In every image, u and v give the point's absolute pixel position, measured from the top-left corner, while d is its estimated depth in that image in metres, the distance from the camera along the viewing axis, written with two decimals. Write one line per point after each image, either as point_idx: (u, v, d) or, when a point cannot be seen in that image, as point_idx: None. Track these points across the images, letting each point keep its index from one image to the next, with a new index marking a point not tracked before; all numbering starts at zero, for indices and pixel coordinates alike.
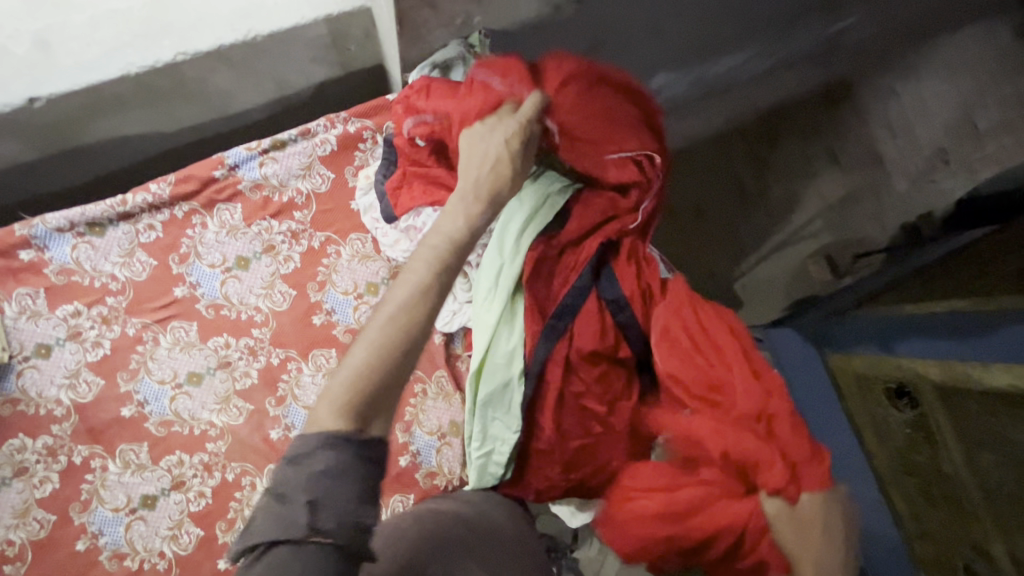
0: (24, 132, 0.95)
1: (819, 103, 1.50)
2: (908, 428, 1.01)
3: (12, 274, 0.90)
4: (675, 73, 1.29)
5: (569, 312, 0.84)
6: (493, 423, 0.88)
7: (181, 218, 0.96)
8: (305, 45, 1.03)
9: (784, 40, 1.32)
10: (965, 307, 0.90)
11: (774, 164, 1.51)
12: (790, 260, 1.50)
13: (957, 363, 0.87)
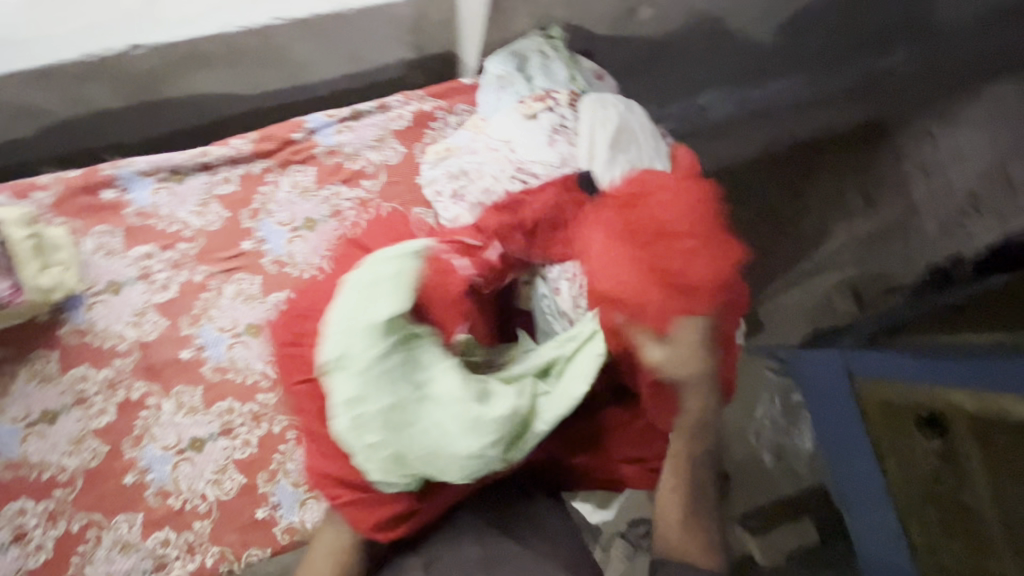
0: (119, 79, 0.99)
1: (855, 135, 1.46)
2: (929, 458, 1.11)
3: (93, 211, 0.94)
4: (717, 96, 1.50)
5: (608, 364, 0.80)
6: None
7: (257, 174, 0.99)
8: (389, 23, 1.08)
9: (826, 75, 1.48)
10: (969, 340, 1.07)
11: (805, 197, 1.49)
12: (815, 290, 1.42)
13: (993, 396, 0.99)
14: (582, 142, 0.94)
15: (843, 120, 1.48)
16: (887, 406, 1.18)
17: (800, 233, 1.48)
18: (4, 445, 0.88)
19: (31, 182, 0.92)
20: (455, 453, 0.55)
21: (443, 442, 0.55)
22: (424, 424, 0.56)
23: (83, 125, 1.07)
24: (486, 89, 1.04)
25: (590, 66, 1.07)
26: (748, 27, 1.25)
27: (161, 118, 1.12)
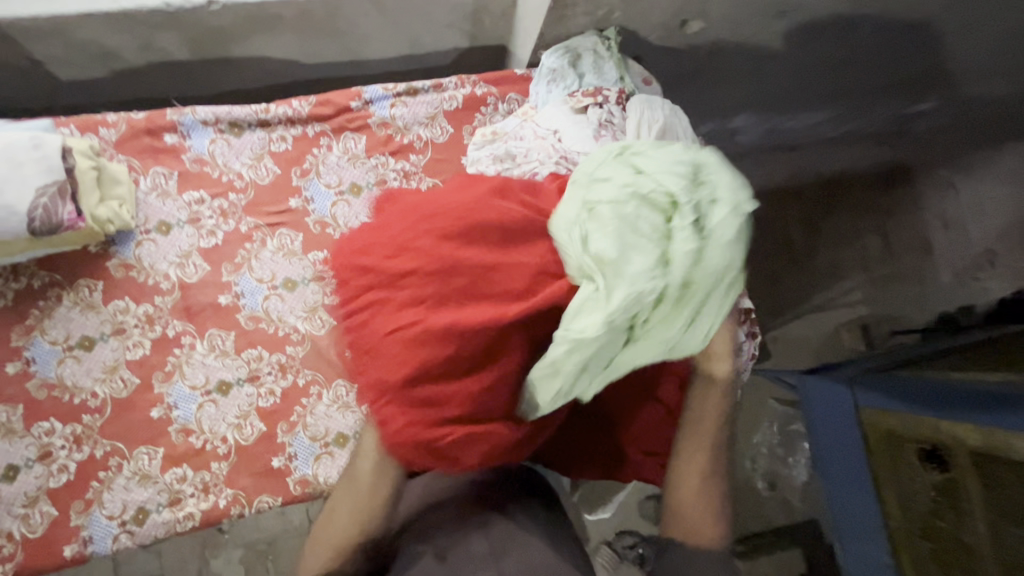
0: (191, 32, 1.04)
1: (878, 181, 1.58)
2: (930, 493, 1.10)
3: (154, 153, 0.98)
4: (754, 118, 1.46)
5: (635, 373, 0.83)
6: None
7: (311, 136, 1.03)
8: (451, 9, 1.12)
9: (857, 111, 1.47)
10: (971, 377, 1.08)
11: (822, 231, 1.61)
12: (825, 324, 1.57)
13: (994, 430, 0.95)
14: (627, 141, 0.98)
15: (863, 164, 1.57)
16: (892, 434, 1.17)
17: (815, 267, 1.60)
18: (42, 365, 0.91)
19: (99, 118, 0.96)
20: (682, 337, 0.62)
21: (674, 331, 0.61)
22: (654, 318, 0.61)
23: (149, 73, 1.12)
24: (538, 81, 1.08)
25: (639, 70, 1.10)
26: (791, 58, 1.30)
27: (223, 76, 1.17)
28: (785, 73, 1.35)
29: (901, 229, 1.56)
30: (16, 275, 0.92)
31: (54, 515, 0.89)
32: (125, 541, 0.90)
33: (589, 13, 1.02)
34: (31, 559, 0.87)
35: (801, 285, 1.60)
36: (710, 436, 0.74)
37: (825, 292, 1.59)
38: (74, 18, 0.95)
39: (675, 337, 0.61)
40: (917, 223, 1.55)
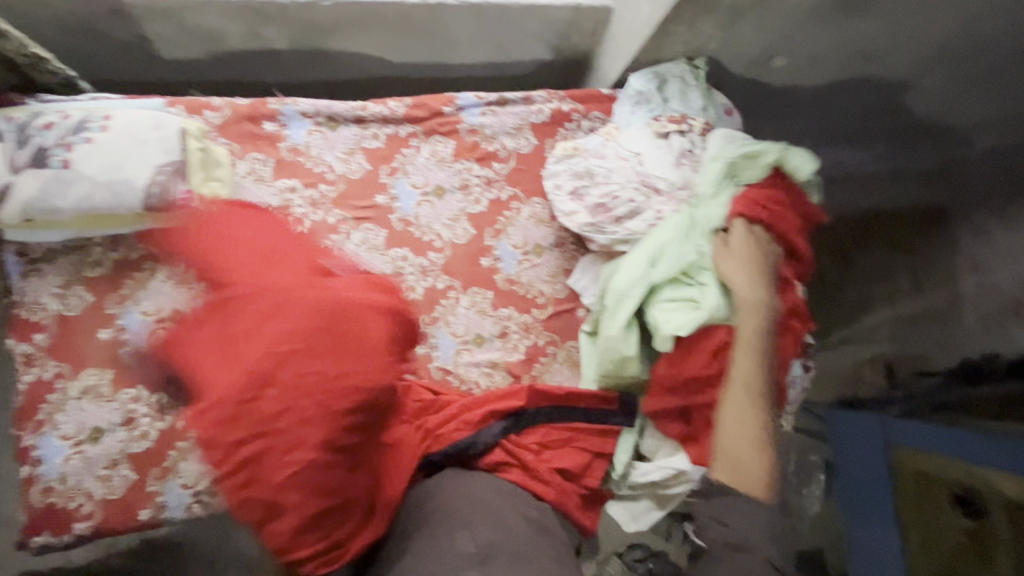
0: (294, 26, 1.07)
1: (916, 219, 1.49)
2: None
3: (253, 139, 1.01)
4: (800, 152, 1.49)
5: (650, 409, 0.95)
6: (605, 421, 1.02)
7: (402, 137, 1.07)
8: (545, 24, 1.15)
9: None
10: None
11: (856, 265, 1.58)
12: (847, 359, 1.57)
13: None
14: (705, 172, 1.01)
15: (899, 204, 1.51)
16: (920, 477, 1.22)
17: (843, 300, 1.59)
18: (133, 333, 0.95)
19: (205, 101, 0.99)
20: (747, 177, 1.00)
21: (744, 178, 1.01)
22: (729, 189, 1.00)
23: (245, 59, 1.15)
24: (622, 101, 1.10)
25: (722, 99, 1.12)
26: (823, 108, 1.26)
27: (314, 66, 1.20)
28: (841, 103, 1.25)
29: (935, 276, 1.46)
30: (115, 245, 0.95)
31: (133, 479, 0.92)
32: (196, 510, 0.94)
33: (685, 43, 1.05)
34: (110, 518, 0.91)
35: (828, 313, 1.61)
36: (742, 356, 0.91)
37: (850, 326, 1.58)
38: (194, 2, 0.98)
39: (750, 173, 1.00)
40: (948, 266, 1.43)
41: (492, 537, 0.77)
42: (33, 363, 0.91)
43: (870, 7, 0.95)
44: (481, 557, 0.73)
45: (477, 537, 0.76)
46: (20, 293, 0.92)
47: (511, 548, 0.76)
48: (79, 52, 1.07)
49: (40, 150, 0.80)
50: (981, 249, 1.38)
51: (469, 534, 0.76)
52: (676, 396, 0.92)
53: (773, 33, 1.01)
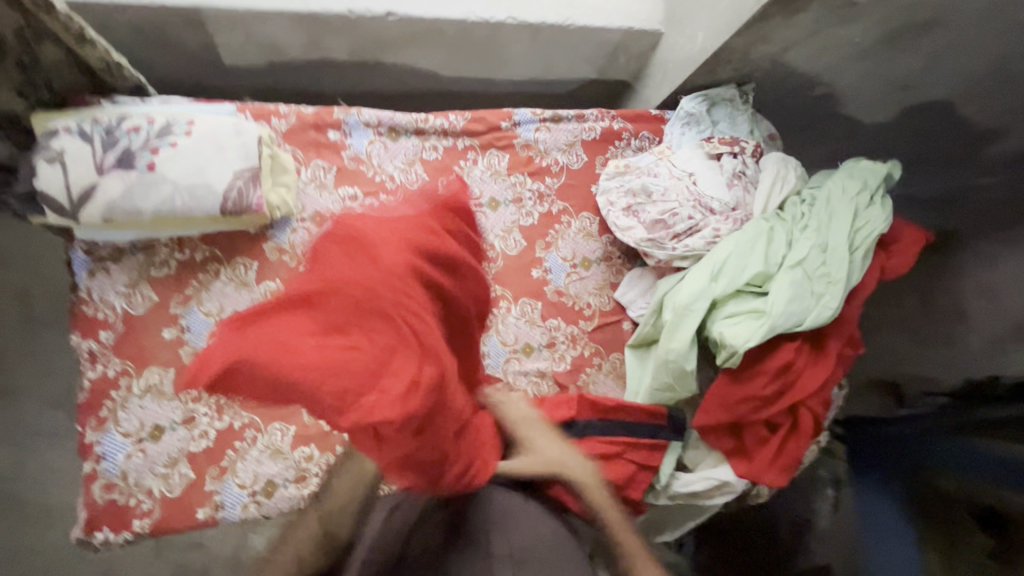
0: (356, 38, 1.10)
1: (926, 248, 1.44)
2: None
3: (316, 147, 1.03)
4: None
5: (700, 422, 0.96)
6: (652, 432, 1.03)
7: (460, 149, 1.10)
8: (598, 44, 1.19)
9: None
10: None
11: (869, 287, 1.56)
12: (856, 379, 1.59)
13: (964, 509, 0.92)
14: (757, 195, 1.05)
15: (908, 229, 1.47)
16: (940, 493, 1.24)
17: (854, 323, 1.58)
18: (195, 333, 0.96)
19: (273, 108, 1.02)
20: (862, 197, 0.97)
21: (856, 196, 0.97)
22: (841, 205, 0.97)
23: (303, 68, 1.17)
24: (673, 122, 1.15)
25: (766, 125, 1.17)
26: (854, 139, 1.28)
27: (369, 76, 1.22)
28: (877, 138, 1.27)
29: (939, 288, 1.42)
30: (180, 246, 0.97)
31: (191, 477, 0.93)
32: (252, 510, 0.95)
33: (736, 68, 1.09)
34: (168, 517, 0.92)
35: None
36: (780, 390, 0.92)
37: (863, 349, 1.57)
38: (266, 13, 1.00)
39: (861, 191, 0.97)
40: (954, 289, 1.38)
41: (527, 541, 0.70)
42: (98, 360, 0.93)
43: (920, 44, 0.96)
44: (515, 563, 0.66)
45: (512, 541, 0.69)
46: (87, 290, 0.94)
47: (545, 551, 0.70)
48: (147, 56, 1.09)
49: (126, 153, 0.82)
50: (986, 275, 1.33)
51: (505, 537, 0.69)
52: (725, 411, 0.94)
53: (823, 64, 1.05)
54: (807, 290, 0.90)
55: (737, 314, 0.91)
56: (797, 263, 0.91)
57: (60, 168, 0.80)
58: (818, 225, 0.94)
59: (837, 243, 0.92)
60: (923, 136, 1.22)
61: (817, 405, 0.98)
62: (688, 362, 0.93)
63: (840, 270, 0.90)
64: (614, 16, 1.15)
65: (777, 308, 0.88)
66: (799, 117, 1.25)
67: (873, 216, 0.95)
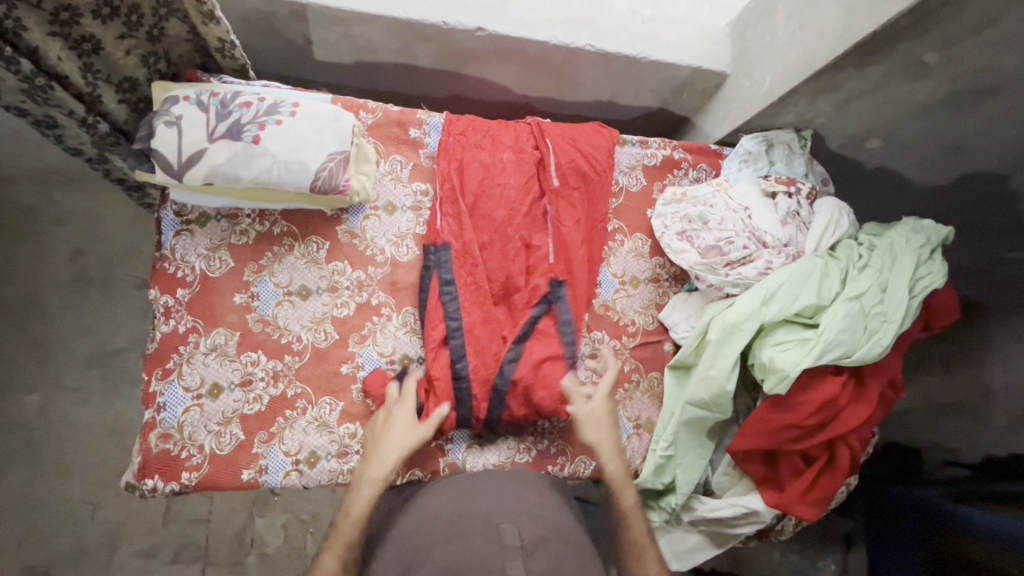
0: (441, 50, 1.17)
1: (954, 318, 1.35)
2: None
3: (397, 142, 1.11)
4: None
5: (738, 445, 0.98)
6: (687, 455, 1.04)
7: (421, 140, 1.12)
8: (665, 79, 1.26)
9: None
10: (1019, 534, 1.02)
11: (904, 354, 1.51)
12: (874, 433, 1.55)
13: None
14: (810, 233, 1.09)
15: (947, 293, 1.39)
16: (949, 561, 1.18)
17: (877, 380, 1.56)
18: (263, 301, 1.01)
19: (363, 102, 1.09)
20: (922, 246, 1.01)
21: (914, 245, 1.01)
22: (898, 254, 1.00)
23: (385, 69, 1.24)
24: (731, 159, 1.21)
25: (821, 171, 1.22)
26: (894, 197, 1.30)
27: (442, 83, 1.29)
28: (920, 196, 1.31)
29: (967, 366, 1.33)
30: (261, 218, 1.03)
31: (240, 439, 0.97)
32: (293, 478, 0.98)
33: (799, 113, 1.15)
34: (214, 474, 0.95)
35: None
36: (839, 422, 0.96)
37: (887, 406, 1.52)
38: (367, 15, 1.07)
39: (921, 242, 1.01)
40: (980, 373, 1.31)
41: (538, 533, 0.80)
42: (172, 314, 0.98)
43: (981, 107, 0.99)
44: (526, 551, 0.76)
45: (523, 533, 0.79)
46: (171, 249, 1.00)
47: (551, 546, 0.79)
48: (244, 40, 1.16)
49: (235, 124, 0.89)
50: (1013, 350, 1.25)
51: (516, 528, 0.79)
52: (763, 437, 0.97)
53: (883, 118, 1.09)
54: (861, 324, 0.93)
55: (787, 340, 0.95)
56: (854, 297, 0.95)
57: (177, 131, 0.87)
58: (876, 268, 0.98)
59: (897, 285, 0.96)
60: (965, 202, 1.20)
61: (854, 441, 0.99)
62: (731, 381, 0.96)
63: (895, 310, 0.94)
64: (685, 54, 1.22)
65: (827, 335, 0.92)
66: (847, 166, 1.29)
67: (929, 264, 0.99)
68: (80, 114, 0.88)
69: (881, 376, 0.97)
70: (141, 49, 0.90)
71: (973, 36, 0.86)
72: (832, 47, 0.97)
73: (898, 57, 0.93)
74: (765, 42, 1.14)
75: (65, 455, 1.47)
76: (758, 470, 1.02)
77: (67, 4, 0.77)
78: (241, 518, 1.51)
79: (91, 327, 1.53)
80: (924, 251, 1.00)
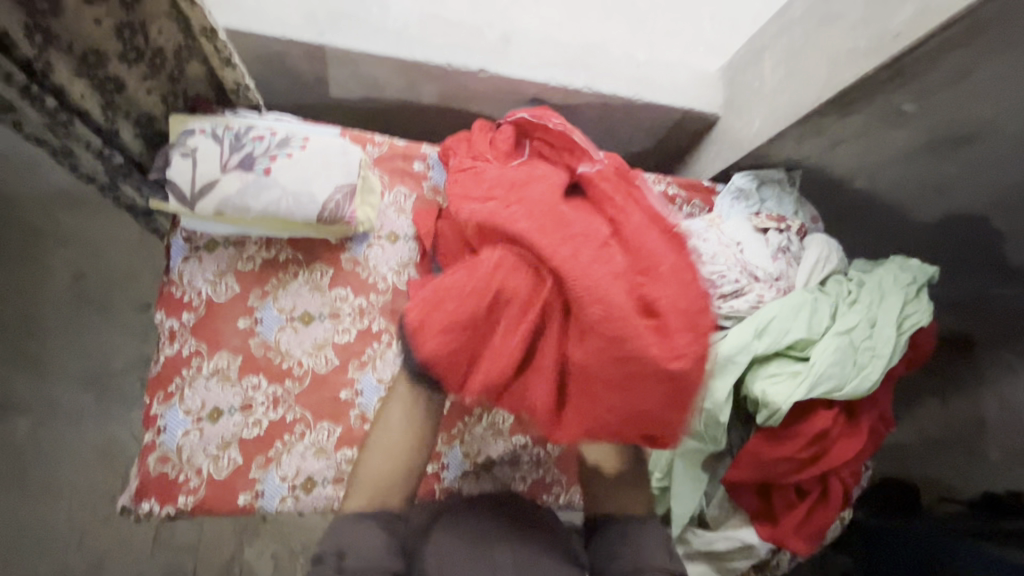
0: (445, 89, 1.23)
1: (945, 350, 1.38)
2: None
3: (401, 175, 1.15)
4: None
5: (733, 476, 0.99)
6: (681, 485, 1.04)
7: (420, 173, 1.17)
8: (659, 119, 1.32)
9: None
10: None
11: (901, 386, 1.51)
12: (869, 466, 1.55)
13: None
14: (800, 270, 1.12)
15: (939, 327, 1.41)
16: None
17: None
18: (266, 327, 1.03)
19: (369, 136, 1.14)
20: (910, 283, 1.04)
21: (902, 282, 1.04)
22: (886, 289, 1.03)
23: (390, 105, 1.29)
24: (723, 195, 1.25)
25: (811, 209, 1.26)
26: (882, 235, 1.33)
27: (446, 118, 1.34)
28: None
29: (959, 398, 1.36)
30: (267, 246, 1.06)
31: (238, 463, 0.98)
32: (289, 504, 0.98)
33: (787, 155, 1.19)
34: (210, 499, 0.95)
35: None
36: (833, 457, 0.97)
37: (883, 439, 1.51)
38: (376, 56, 1.13)
39: (909, 279, 1.04)
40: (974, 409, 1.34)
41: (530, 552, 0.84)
42: (176, 338, 1.00)
43: (959, 152, 1.03)
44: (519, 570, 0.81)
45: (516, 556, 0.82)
46: (178, 274, 1.02)
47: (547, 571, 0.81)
48: (257, 76, 1.22)
49: (248, 157, 0.93)
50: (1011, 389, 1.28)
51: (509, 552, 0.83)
52: (758, 469, 0.98)
53: (867, 160, 1.14)
54: (850, 359, 0.96)
55: (778, 373, 0.97)
56: (843, 332, 0.98)
57: (191, 162, 0.91)
58: (866, 305, 1.01)
59: (885, 321, 0.99)
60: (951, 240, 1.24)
61: (846, 475, 1.01)
62: (725, 414, 0.97)
63: (884, 346, 0.97)
64: (678, 96, 1.28)
65: (818, 369, 0.94)
66: (834, 203, 1.33)
67: (916, 302, 1.02)
68: (98, 146, 0.91)
69: (873, 410, 1.00)
70: (162, 89, 0.95)
71: (948, 88, 0.91)
72: (816, 95, 1.02)
73: (879, 105, 0.98)
74: (754, 87, 1.20)
75: (57, 477, 1.47)
76: (753, 502, 1.03)
77: (96, 49, 0.81)
78: (231, 545, 1.49)
79: (90, 348, 1.54)
80: (911, 288, 1.03)
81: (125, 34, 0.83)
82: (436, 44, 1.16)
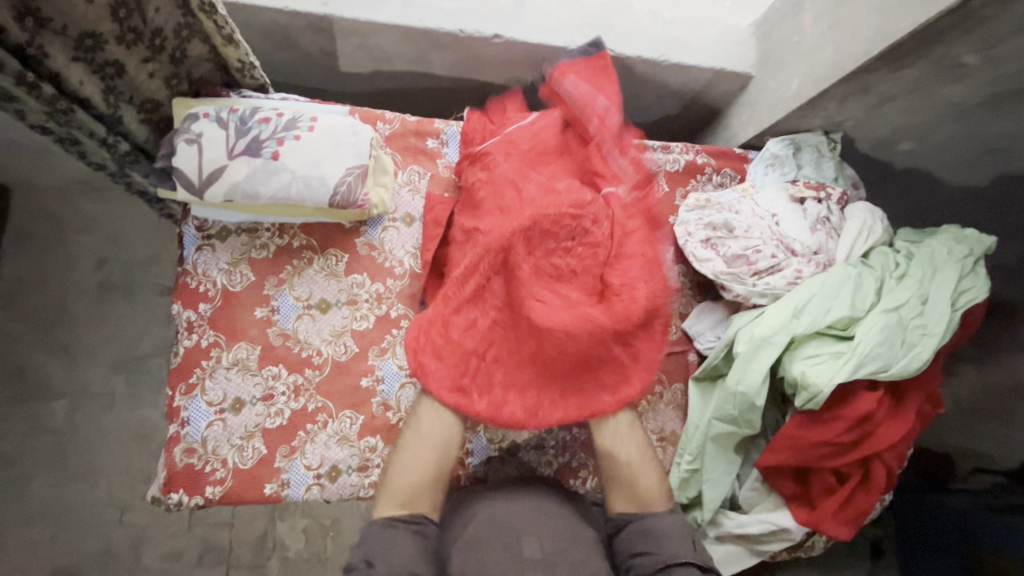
0: (458, 58, 1.16)
1: None
2: None
3: (415, 153, 1.10)
4: None
5: (769, 461, 0.96)
6: (714, 469, 1.00)
7: (433, 150, 1.11)
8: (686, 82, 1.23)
9: None
10: None
11: None
12: None
13: None
14: (841, 242, 1.05)
15: None
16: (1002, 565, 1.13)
17: None
18: (283, 315, 1.01)
19: (380, 113, 1.08)
20: (966, 255, 0.96)
21: (957, 255, 0.96)
22: (940, 263, 0.96)
23: (400, 77, 1.23)
24: (756, 163, 1.17)
25: (851, 175, 1.17)
26: None
27: (458, 89, 1.27)
28: None
29: None
30: (281, 232, 1.03)
31: (262, 453, 0.97)
32: (315, 492, 0.98)
33: (827, 116, 1.10)
34: (237, 488, 0.95)
35: None
36: (878, 440, 0.93)
37: None
38: (383, 26, 1.06)
39: (965, 252, 0.96)
40: None
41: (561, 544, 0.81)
42: (194, 329, 0.99)
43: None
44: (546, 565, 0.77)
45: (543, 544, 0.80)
46: (193, 264, 1.00)
47: (575, 557, 0.79)
48: (261, 52, 1.16)
49: (255, 141, 0.89)
50: None
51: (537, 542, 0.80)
52: (796, 453, 0.94)
53: (916, 120, 1.04)
54: (899, 337, 0.90)
55: (819, 353, 0.91)
56: (891, 308, 0.91)
57: (197, 148, 0.87)
58: (916, 279, 0.95)
59: (937, 296, 0.92)
60: None
61: (891, 458, 0.96)
62: (762, 397, 0.92)
63: (936, 323, 0.90)
64: (706, 56, 1.19)
65: (863, 349, 0.88)
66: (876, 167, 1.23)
67: (973, 275, 0.95)
68: (101, 135, 0.87)
69: (922, 393, 0.94)
70: (163, 71, 0.91)
71: (1018, 35, 0.80)
72: (863, 48, 0.93)
73: (935, 58, 0.89)
74: (792, 43, 1.10)
75: (93, 460, 1.50)
76: (789, 486, 1.00)
77: (92, 31, 0.77)
78: (263, 523, 1.52)
79: (116, 334, 1.55)
80: (967, 261, 0.96)
81: (121, 14, 0.78)
82: (446, 10, 1.09)
